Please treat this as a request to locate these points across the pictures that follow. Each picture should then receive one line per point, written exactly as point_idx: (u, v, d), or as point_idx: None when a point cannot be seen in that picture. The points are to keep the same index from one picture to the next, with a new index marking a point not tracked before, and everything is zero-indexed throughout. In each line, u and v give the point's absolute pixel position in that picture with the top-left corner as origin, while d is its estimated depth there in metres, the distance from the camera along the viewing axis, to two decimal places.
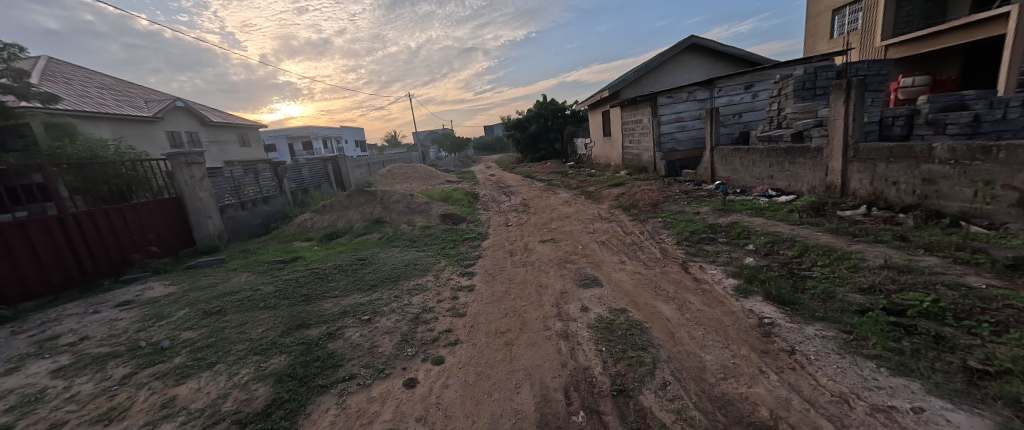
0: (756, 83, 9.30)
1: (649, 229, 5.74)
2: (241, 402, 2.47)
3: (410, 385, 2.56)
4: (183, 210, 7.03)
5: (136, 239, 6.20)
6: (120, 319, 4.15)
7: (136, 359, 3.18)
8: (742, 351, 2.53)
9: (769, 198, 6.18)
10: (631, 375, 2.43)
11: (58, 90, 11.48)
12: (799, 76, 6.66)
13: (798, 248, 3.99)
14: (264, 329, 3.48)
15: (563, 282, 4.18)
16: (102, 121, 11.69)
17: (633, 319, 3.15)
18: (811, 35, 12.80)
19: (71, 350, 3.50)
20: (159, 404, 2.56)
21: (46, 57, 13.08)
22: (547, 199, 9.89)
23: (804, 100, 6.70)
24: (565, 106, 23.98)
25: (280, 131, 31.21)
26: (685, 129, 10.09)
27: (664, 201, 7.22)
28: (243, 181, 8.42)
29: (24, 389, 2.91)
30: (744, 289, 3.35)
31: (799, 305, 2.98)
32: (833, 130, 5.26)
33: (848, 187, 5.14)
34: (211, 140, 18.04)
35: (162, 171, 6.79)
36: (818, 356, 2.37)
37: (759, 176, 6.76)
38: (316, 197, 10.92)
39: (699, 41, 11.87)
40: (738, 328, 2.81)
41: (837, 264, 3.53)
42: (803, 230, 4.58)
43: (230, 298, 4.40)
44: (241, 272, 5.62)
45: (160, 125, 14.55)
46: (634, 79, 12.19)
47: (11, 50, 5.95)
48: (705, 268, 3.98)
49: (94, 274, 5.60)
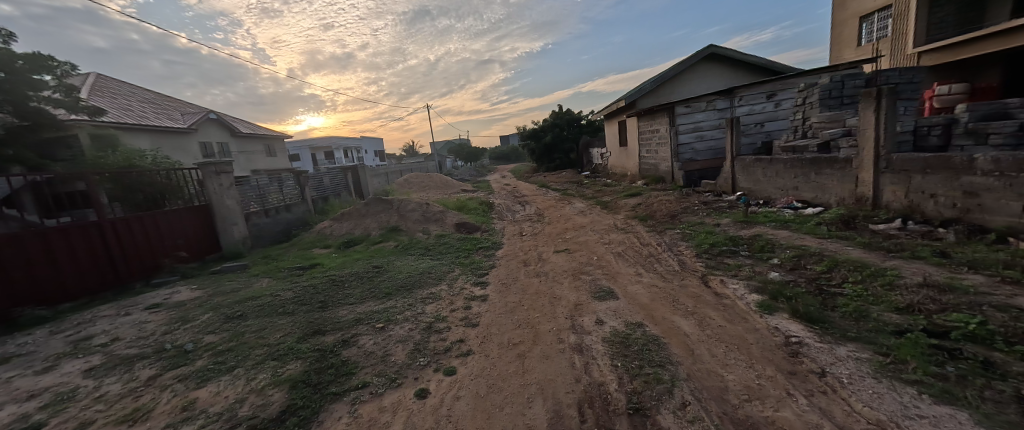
0: (778, 92, 9.00)
1: (666, 241, 5.59)
2: (257, 407, 2.48)
3: (421, 395, 2.53)
4: (211, 217, 7.26)
5: (168, 245, 6.45)
6: (148, 322, 4.28)
7: (161, 362, 3.27)
8: (768, 371, 2.40)
9: (794, 211, 5.94)
10: (648, 393, 2.33)
11: (104, 104, 12.33)
12: (825, 84, 6.46)
13: (827, 263, 3.80)
14: (282, 335, 3.53)
15: (576, 294, 4.08)
16: (142, 133, 12.41)
17: (650, 334, 3.05)
18: (838, 43, 12.41)
19: (103, 351, 3.62)
20: (180, 406, 2.59)
21: (94, 74, 14.08)
22: (562, 208, 9.83)
23: (831, 109, 6.48)
24: (580, 115, 24.11)
25: (306, 143, 32.73)
26: (703, 139, 9.92)
27: (683, 212, 7.05)
28: (268, 189, 8.73)
29: (58, 387, 3.01)
30: (769, 305, 3.20)
31: (829, 323, 2.82)
32: (862, 140, 5.06)
33: (880, 199, 4.90)
34: (241, 150, 18.86)
35: (193, 180, 7.04)
36: (852, 379, 2.22)
37: (784, 187, 6.54)
38: (336, 205, 11.18)
39: (719, 50, 11.74)
40: (762, 347, 2.67)
41: (870, 280, 3.34)
42: (832, 244, 4.37)
43: (252, 303, 4.49)
44: (262, 278, 5.74)
45: (193, 136, 15.30)
46: (651, 89, 12.11)
47: (63, 67, 6.36)
48: (726, 283, 3.83)
49: (128, 276, 5.83)
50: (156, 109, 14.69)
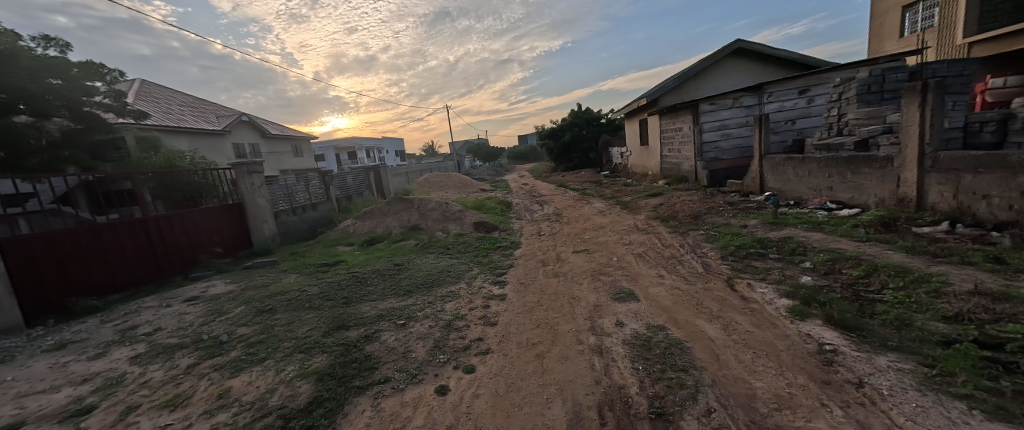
0: (811, 87, 8.57)
1: (690, 242, 5.44)
2: (286, 398, 2.56)
3: (441, 392, 2.55)
4: (243, 215, 7.57)
5: (204, 240, 6.77)
6: (187, 313, 4.50)
7: (199, 351, 3.43)
8: (800, 380, 2.29)
9: (828, 212, 5.67)
10: (671, 398, 2.27)
11: (148, 108, 13.07)
12: (864, 79, 6.12)
13: (865, 267, 3.60)
14: (308, 329, 3.64)
15: (596, 295, 4.03)
16: (181, 135, 13.09)
17: (673, 338, 2.97)
18: (877, 35, 11.77)
19: (147, 340, 3.83)
20: (216, 394, 2.71)
21: (139, 80, 14.95)
22: (581, 208, 9.72)
23: (870, 104, 6.14)
24: (600, 114, 23.84)
25: (330, 143, 33.68)
26: (729, 137, 9.60)
27: (707, 213, 6.85)
28: (295, 188, 9.04)
29: (108, 373, 3.21)
30: (800, 310, 3.06)
31: (867, 331, 2.67)
32: (905, 137, 4.77)
33: (925, 200, 4.61)
34: (270, 151, 19.60)
35: (227, 179, 7.32)
36: (893, 391, 2.09)
37: (817, 187, 6.25)
38: (359, 204, 11.45)
39: (747, 45, 11.32)
40: (794, 354, 2.55)
41: (913, 287, 3.14)
42: (871, 247, 4.14)
43: (281, 297, 4.66)
44: (290, 273, 5.94)
45: (227, 138, 16.01)
46: (674, 86, 11.81)
47: (113, 74, 6.80)
48: (754, 287, 3.68)
49: (169, 270, 6.16)
50: (194, 112, 15.45)
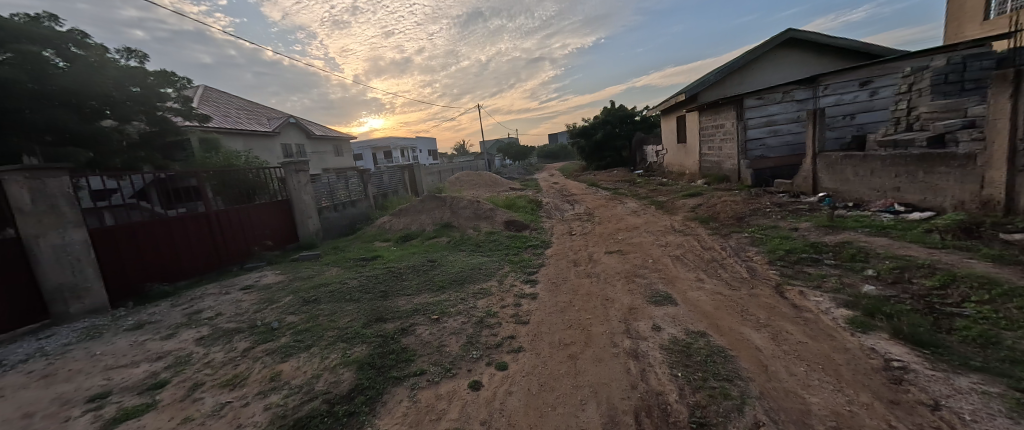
0: (874, 79, 7.96)
1: (733, 245, 5.17)
2: (331, 383, 2.70)
3: (475, 387, 2.57)
4: (291, 211, 8.05)
5: (257, 234, 7.26)
6: (243, 300, 4.85)
7: (253, 336, 3.69)
8: (862, 398, 2.11)
9: (895, 215, 5.17)
10: (713, 408, 2.16)
11: (210, 112, 14.24)
12: (941, 67, 5.53)
13: (940, 277, 3.25)
14: (349, 320, 3.81)
15: (631, 297, 3.91)
16: (237, 136, 14.12)
17: (715, 345, 2.83)
18: (954, 18, 10.60)
19: (210, 323, 4.16)
20: (268, 377, 2.89)
21: (202, 86, 16.29)
22: (614, 208, 9.50)
23: (947, 96, 5.55)
24: (635, 112, 23.24)
25: (368, 143, 35.06)
26: (777, 134, 9.01)
27: (752, 214, 6.47)
28: (336, 186, 9.49)
29: (177, 352, 3.52)
30: (862, 322, 2.81)
31: (943, 348, 2.41)
32: (991, 132, 4.26)
33: (1016, 203, 4.10)
34: (314, 151, 20.70)
35: (276, 177, 7.83)
36: (977, 418, 1.86)
37: (880, 187, 5.72)
38: (394, 201, 11.84)
39: (799, 34, 10.57)
40: (854, 369, 2.35)
41: (1001, 301, 2.79)
42: (946, 255, 3.74)
43: (324, 289, 4.91)
44: (332, 267, 6.24)
45: (276, 139, 17.09)
46: (715, 81, 11.24)
47: (182, 81, 7.45)
48: (807, 295, 3.43)
49: (227, 261, 6.67)
50: (248, 115, 16.63)
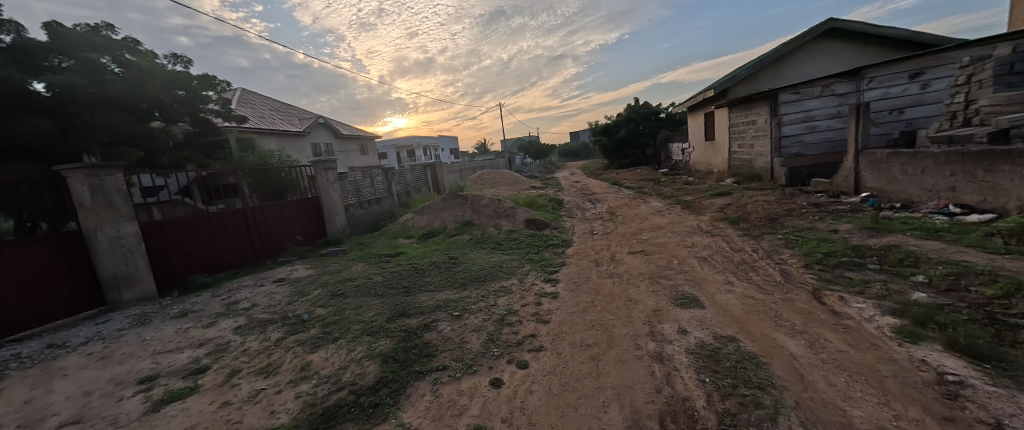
0: (926, 70, 7.39)
1: (765, 247, 4.94)
2: (357, 375, 2.77)
3: (496, 385, 2.57)
4: (320, 208, 8.34)
5: (289, 229, 7.56)
6: (276, 293, 5.07)
7: (285, 327, 3.84)
8: (910, 412, 1.96)
9: (949, 217, 4.80)
10: (744, 416, 2.07)
11: (246, 113, 14.94)
12: (1005, 56, 5.08)
13: (1002, 285, 2.98)
14: (374, 314, 3.90)
15: (655, 299, 3.81)
16: (270, 136, 14.75)
17: (746, 350, 2.71)
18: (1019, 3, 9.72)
19: (245, 313, 4.37)
20: (299, 366, 3.00)
21: (239, 88, 17.11)
22: (637, 207, 9.29)
23: (1012, 87, 5.10)
24: (660, 109, 22.67)
25: (393, 142, 35.83)
26: (814, 130, 8.55)
27: (786, 215, 6.17)
28: (362, 184, 9.75)
29: (217, 339, 3.72)
30: (911, 332, 2.62)
31: (1007, 363, 2.21)
32: None
33: None
34: (341, 149, 21.35)
35: (307, 175, 8.12)
36: None
37: (932, 187, 5.32)
38: (417, 199, 12.05)
39: (840, 25, 9.97)
40: (902, 382, 2.19)
41: None
42: (1009, 261, 3.43)
43: (351, 283, 5.05)
44: (358, 262, 6.41)
45: (307, 138, 17.73)
46: (747, 75, 10.85)
47: (222, 84, 7.84)
48: (848, 301, 3.23)
49: (261, 255, 6.99)
50: (281, 115, 17.32)
